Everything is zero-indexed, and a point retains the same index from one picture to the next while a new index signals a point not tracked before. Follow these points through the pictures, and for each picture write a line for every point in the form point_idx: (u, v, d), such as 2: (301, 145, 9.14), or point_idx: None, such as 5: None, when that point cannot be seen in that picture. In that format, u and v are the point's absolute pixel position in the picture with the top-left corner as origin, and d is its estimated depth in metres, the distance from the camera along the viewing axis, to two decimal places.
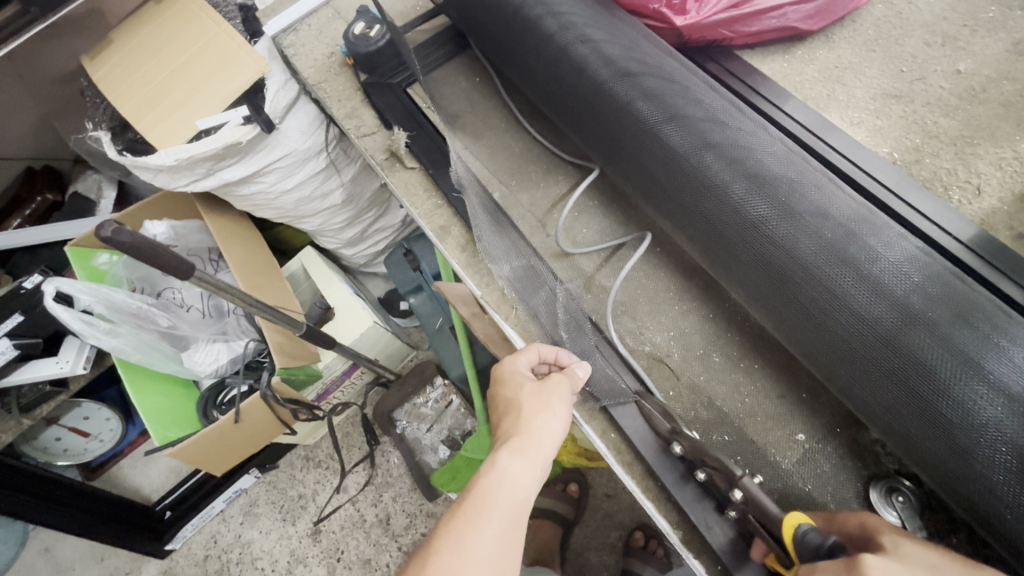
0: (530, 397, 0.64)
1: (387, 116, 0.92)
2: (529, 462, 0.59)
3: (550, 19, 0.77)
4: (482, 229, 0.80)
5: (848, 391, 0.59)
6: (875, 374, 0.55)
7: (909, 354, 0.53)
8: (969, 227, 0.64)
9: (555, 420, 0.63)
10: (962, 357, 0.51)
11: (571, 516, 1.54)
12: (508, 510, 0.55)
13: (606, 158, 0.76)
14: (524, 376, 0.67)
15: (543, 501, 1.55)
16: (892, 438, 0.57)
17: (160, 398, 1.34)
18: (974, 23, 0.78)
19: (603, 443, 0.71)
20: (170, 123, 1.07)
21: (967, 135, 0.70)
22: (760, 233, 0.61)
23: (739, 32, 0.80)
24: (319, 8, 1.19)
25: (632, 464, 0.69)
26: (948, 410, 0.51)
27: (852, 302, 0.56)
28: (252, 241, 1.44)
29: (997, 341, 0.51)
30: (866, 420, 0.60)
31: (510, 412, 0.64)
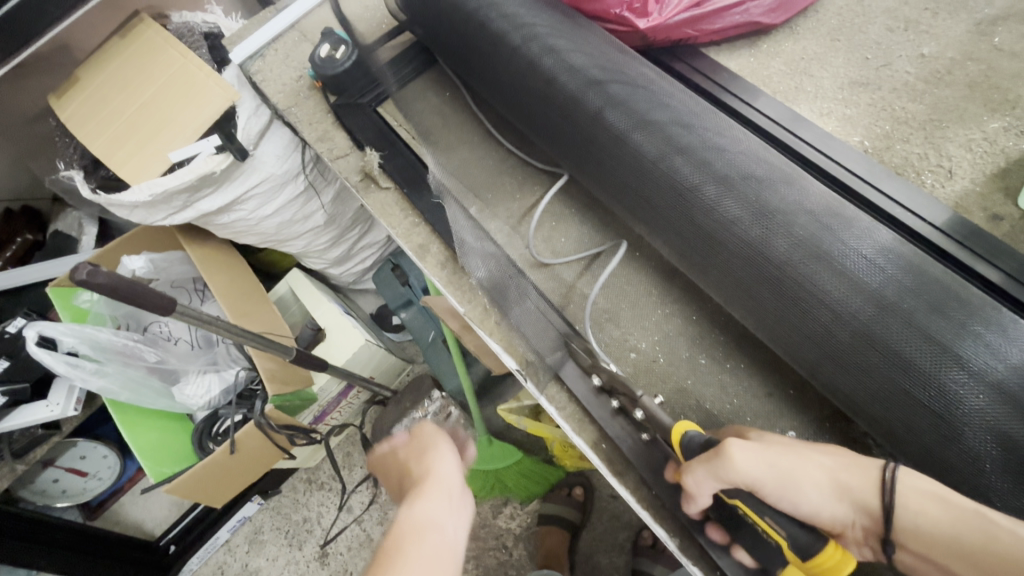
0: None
1: (359, 137, 0.92)
2: (436, 499, 0.59)
3: (512, 30, 0.77)
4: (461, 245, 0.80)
5: (833, 385, 0.59)
6: (858, 369, 0.55)
7: (887, 347, 0.53)
8: (943, 211, 0.64)
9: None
10: (936, 346, 0.51)
11: (576, 520, 1.52)
12: (432, 549, 0.53)
13: (578, 167, 0.76)
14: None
15: (548, 507, 1.55)
16: (879, 432, 0.57)
17: (156, 434, 1.33)
18: (935, 6, 0.77)
19: (596, 454, 0.71)
20: (142, 158, 1.05)
21: (936, 118, 0.70)
22: (734, 234, 0.61)
23: (702, 30, 0.80)
24: (285, 32, 1.17)
25: (624, 473, 0.70)
26: (930, 401, 0.51)
27: (827, 297, 0.56)
28: (237, 269, 1.43)
29: (974, 328, 0.51)
30: (852, 414, 0.60)
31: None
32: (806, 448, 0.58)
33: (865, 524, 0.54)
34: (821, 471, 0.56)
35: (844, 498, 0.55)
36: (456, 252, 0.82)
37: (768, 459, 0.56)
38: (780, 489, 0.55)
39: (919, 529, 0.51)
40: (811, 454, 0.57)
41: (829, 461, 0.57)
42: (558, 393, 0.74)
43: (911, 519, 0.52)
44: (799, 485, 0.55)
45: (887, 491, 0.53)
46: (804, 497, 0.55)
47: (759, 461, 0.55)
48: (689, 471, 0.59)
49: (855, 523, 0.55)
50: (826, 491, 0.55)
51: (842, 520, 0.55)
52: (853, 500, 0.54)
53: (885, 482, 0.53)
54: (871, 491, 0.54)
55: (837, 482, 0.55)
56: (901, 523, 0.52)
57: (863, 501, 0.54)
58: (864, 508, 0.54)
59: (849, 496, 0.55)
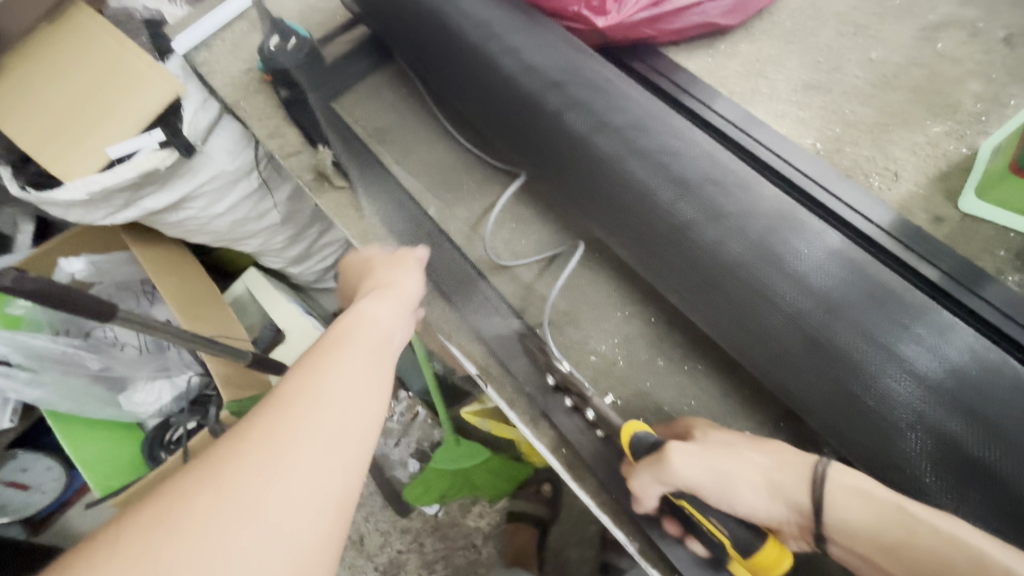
0: (307, 420, 0.49)
1: (312, 133, 0.88)
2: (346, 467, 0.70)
3: (470, 27, 0.77)
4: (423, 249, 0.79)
5: (783, 385, 0.61)
6: (804, 368, 0.57)
7: (833, 348, 0.55)
8: (887, 214, 0.66)
9: (347, 462, 0.48)
10: (879, 345, 0.53)
11: (546, 516, 1.56)
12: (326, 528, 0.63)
13: (538, 168, 0.75)
14: (318, 390, 0.51)
15: (519, 504, 1.58)
16: (826, 430, 0.59)
17: (99, 445, 1.26)
18: (883, 11, 0.79)
19: (556, 459, 0.70)
20: (75, 153, 0.98)
21: (883, 122, 0.72)
22: (690, 237, 0.62)
23: (662, 30, 0.79)
24: (234, 22, 1.12)
25: (585, 478, 0.69)
26: (872, 401, 0.53)
27: (778, 299, 0.57)
28: (189, 269, 1.37)
29: (912, 328, 0.54)
30: (802, 414, 0.61)
31: (267, 439, 0.47)
32: (743, 447, 0.60)
33: (798, 521, 0.56)
34: (758, 471, 0.57)
35: (777, 495, 0.56)
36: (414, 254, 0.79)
37: (707, 461, 0.58)
38: (718, 490, 0.57)
39: (845, 524, 0.52)
40: (746, 453, 0.59)
41: (764, 460, 0.58)
42: (518, 399, 0.72)
43: (840, 514, 0.53)
44: (736, 486, 0.57)
45: (817, 486, 0.54)
46: (741, 498, 0.56)
47: (698, 464, 0.58)
48: (635, 475, 0.62)
49: (790, 519, 0.56)
50: (761, 491, 0.57)
51: (777, 517, 0.56)
52: (787, 501, 0.55)
53: (815, 477, 0.55)
54: (801, 488, 0.55)
55: (772, 481, 0.57)
56: (829, 518, 0.53)
57: (793, 497, 0.55)
58: (796, 507, 0.55)
59: (782, 495, 0.56)
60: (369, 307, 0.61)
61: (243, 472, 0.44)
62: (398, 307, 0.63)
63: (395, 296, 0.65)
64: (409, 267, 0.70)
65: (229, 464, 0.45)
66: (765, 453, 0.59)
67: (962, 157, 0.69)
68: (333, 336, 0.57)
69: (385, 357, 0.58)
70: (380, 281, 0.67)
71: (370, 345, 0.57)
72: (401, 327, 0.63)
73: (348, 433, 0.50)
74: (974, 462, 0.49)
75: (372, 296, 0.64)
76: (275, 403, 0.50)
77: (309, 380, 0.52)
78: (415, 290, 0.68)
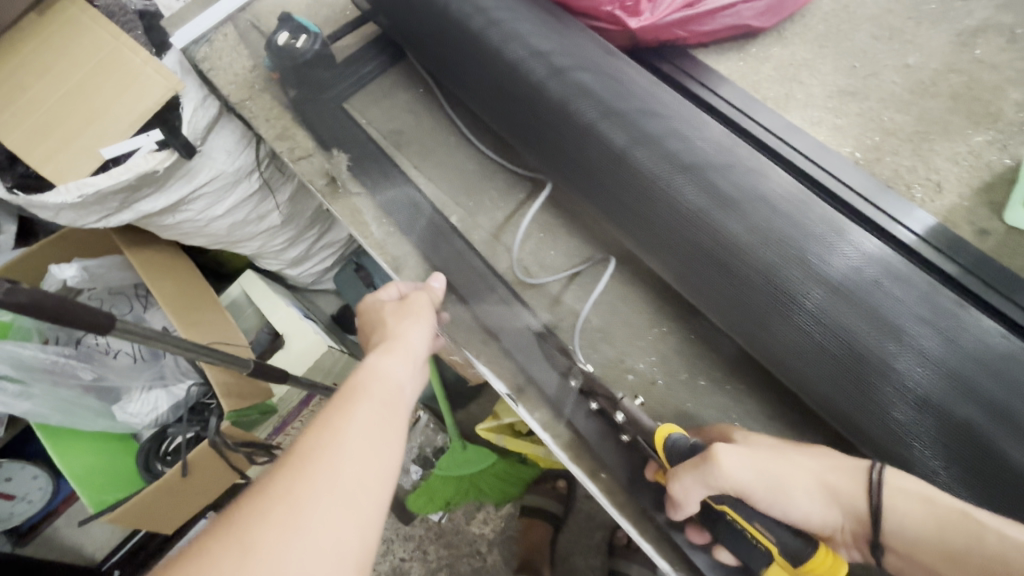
0: (325, 475, 0.47)
1: (324, 135, 0.83)
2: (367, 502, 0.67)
3: (494, 31, 0.74)
4: (447, 262, 0.75)
5: (801, 379, 0.61)
6: (820, 360, 0.58)
7: (862, 347, 0.55)
8: (893, 198, 0.66)
9: (365, 515, 0.47)
10: (894, 335, 0.55)
11: (560, 513, 1.54)
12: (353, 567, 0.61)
13: (569, 177, 0.73)
14: (335, 441, 0.50)
15: (534, 500, 1.55)
16: (849, 430, 0.60)
17: (92, 458, 1.20)
18: (917, 15, 0.77)
19: (595, 485, 0.65)
20: (68, 155, 0.92)
21: (922, 130, 0.70)
22: (709, 233, 0.62)
23: (693, 32, 0.76)
24: (236, 16, 1.07)
25: (626, 505, 0.65)
26: (899, 399, 0.54)
27: (795, 292, 0.58)
28: (184, 272, 1.31)
29: (936, 324, 0.55)
30: (824, 414, 0.62)
31: (286, 494, 0.45)
32: (790, 451, 0.58)
33: (853, 528, 0.55)
34: (811, 476, 0.56)
35: (832, 501, 0.55)
36: (437, 267, 0.75)
37: (758, 467, 0.56)
38: (771, 497, 0.55)
39: (905, 533, 0.51)
40: (795, 456, 0.58)
41: (816, 464, 0.57)
42: (552, 419, 0.68)
43: (897, 524, 0.52)
44: (788, 491, 0.55)
45: (876, 492, 0.53)
46: (794, 504, 0.55)
47: (747, 466, 0.54)
48: (676, 477, 0.56)
49: (843, 525, 0.56)
50: (817, 497, 0.55)
51: (831, 522, 0.56)
52: (841, 506, 0.55)
53: (873, 483, 0.54)
54: (859, 493, 0.54)
55: (826, 486, 0.56)
56: (888, 526, 0.52)
57: (850, 504, 0.54)
58: (853, 513, 0.54)
59: (837, 500, 0.55)
60: (379, 362, 0.60)
61: (262, 531, 0.42)
62: (409, 358, 0.61)
63: (406, 346, 0.62)
64: (420, 315, 0.67)
65: (247, 521, 0.43)
66: (813, 457, 0.57)
67: (1006, 167, 0.67)
68: (346, 390, 0.56)
69: (398, 408, 0.56)
70: (389, 330, 0.65)
71: (383, 396, 0.56)
72: (412, 379, 0.61)
73: (366, 484, 0.48)
74: (982, 443, 0.52)
75: (382, 349, 0.61)
76: (293, 458, 0.48)
77: (325, 432, 0.50)
78: (424, 342, 0.65)
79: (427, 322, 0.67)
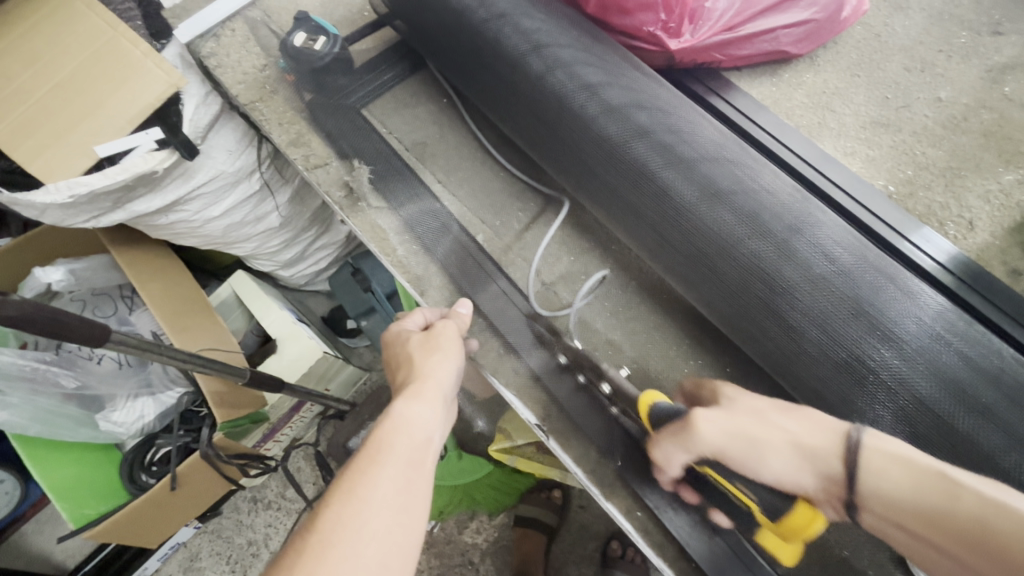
0: (346, 565, 0.44)
1: (344, 144, 0.80)
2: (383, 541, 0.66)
3: (527, 47, 0.71)
4: (477, 287, 0.73)
5: (807, 390, 0.61)
6: (809, 357, 0.59)
7: (891, 376, 0.55)
8: (899, 212, 0.67)
9: None
10: (880, 335, 0.56)
11: (554, 523, 1.50)
12: None
13: (603, 201, 0.70)
14: (358, 519, 0.47)
15: (527, 510, 1.51)
16: None
17: (73, 470, 1.12)
18: (949, 49, 0.77)
19: (630, 522, 0.65)
20: (60, 153, 0.86)
21: (954, 166, 0.70)
22: (707, 231, 0.62)
23: (730, 56, 0.75)
24: (244, 10, 1.01)
25: (662, 544, 0.64)
26: (928, 429, 0.54)
27: (784, 290, 0.59)
28: (174, 274, 1.24)
29: (964, 352, 0.55)
30: None
31: None
32: (770, 413, 0.55)
33: (827, 490, 0.49)
34: (784, 436, 0.52)
35: (804, 461, 0.51)
36: (465, 291, 0.74)
37: (731, 426, 0.55)
38: (743, 456, 0.53)
39: (884, 494, 0.45)
40: (772, 417, 0.55)
41: (793, 425, 0.53)
42: (586, 453, 0.67)
43: (874, 482, 0.46)
44: (760, 450, 0.53)
45: (851, 453, 0.48)
46: (766, 464, 0.52)
47: (720, 426, 0.56)
48: (659, 443, 0.61)
49: (817, 489, 0.50)
50: (790, 457, 0.51)
51: (802, 486, 0.51)
52: (816, 469, 0.50)
53: (849, 443, 0.48)
54: (832, 453, 0.49)
55: (799, 446, 0.51)
56: (865, 486, 0.46)
57: (824, 465, 0.49)
58: (828, 477, 0.49)
59: (811, 462, 0.50)
60: (407, 410, 0.56)
61: None
62: (437, 402, 0.59)
63: (434, 389, 0.59)
64: (448, 351, 0.64)
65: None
66: (795, 420, 0.53)
67: None
68: (372, 447, 0.53)
69: (424, 466, 0.54)
70: (416, 368, 0.61)
71: (410, 455, 0.54)
72: (439, 426, 0.58)
73: (389, 567, 0.46)
74: (962, 439, 0.52)
75: (408, 394, 0.58)
76: (315, 538, 0.46)
77: (348, 506, 0.48)
78: (452, 381, 0.62)
79: (455, 357, 0.64)
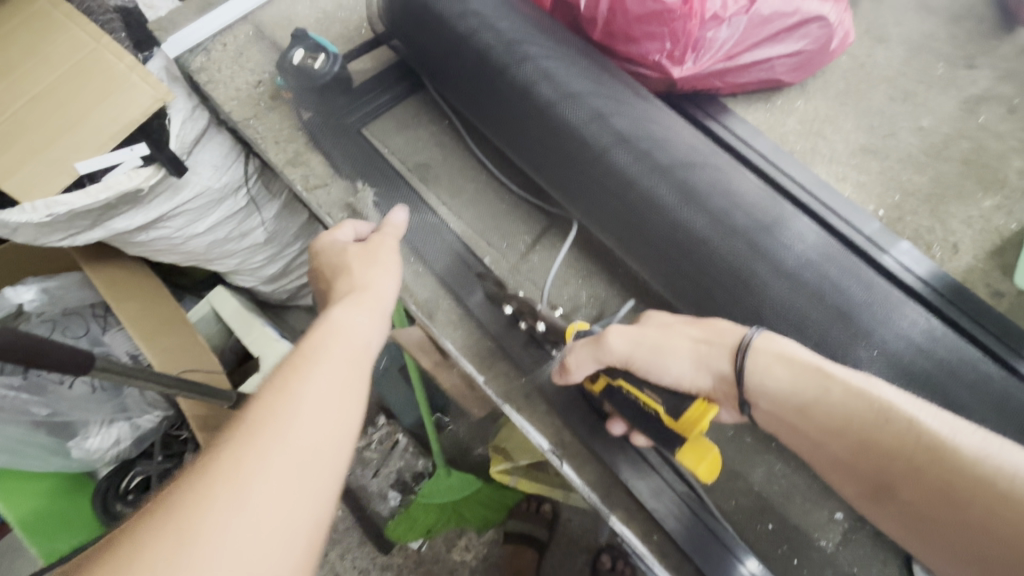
0: (277, 447, 0.44)
1: (345, 164, 0.80)
2: None
3: (532, 70, 0.71)
4: (485, 311, 0.73)
5: None
6: None
7: None
8: (879, 227, 0.71)
9: (318, 488, 0.44)
10: (864, 340, 0.59)
11: (544, 537, 1.47)
12: None
13: (610, 228, 0.71)
14: (292, 407, 0.47)
15: (518, 525, 1.48)
16: None
17: (43, 500, 1.05)
18: (928, 80, 0.82)
19: (647, 547, 0.64)
20: (34, 168, 0.81)
21: (937, 192, 0.74)
22: (702, 245, 0.64)
23: (728, 83, 0.77)
24: (235, 25, 0.98)
25: (680, 565, 0.63)
26: None
27: (775, 300, 0.61)
28: (152, 293, 1.17)
29: (960, 374, 0.58)
30: None
31: (233, 467, 0.42)
32: (677, 324, 0.61)
33: (722, 387, 0.58)
34: (684, 343, 0.59)
35: (702, 365, 0.58)
36: (474, 314, 0.74)
37: (640, 337, 0.60)
38: (648, 363, 0.59)
39: (767, 388, 0.55)
40: (679, 328, 0.60)
41: (694, 331, 0.59)
42: (600, 478, 0.67)
43: (760, 378, 0.55)
44: (664, 355, 0.59)
45: (742, 355, 0.56)
46: (668, 368, 0.59)
47: (630, 338, 0.60)
48: (574, 357, 0.62)
49: (714, 386, 0.59)
50: (688, 362, 0.58)
51: (700, 385, 0.59)
52: (711, 370, 0.58)
53: (742, 345, 0.56)
54: (725, 357, 0.57)
55: (698, 350, 0.58)
56: (753, 383, 0.55)
57: (716, 367, 0.57)
58: (719, 375, 0.58)
59: (706, 365, 0.58)
60: (343, 314, 0.57)
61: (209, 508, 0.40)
62: (374, 308, 0.59)
63: (373, 299, 0.60)
64: (386, 263, 0.65)
65: (207, 483, 0.41)
66: (697, 328, 0.60)
67: (1013, 233, 0.72)
68: (309, 348, 0.53)
69: (361, 365, 0.54)
70: (354, 280, 0.62)
71: (347, 354, 0.54)
72: (377, 333, 0.58)
73: (322, 453, 0.46)
74: None
75: (346, 302, 0.59)
76: (251, 421, 0.45)
77: (281, 395, 0.47)
78: (392, 292, 0.63)
79: (392, 266, 0.65)
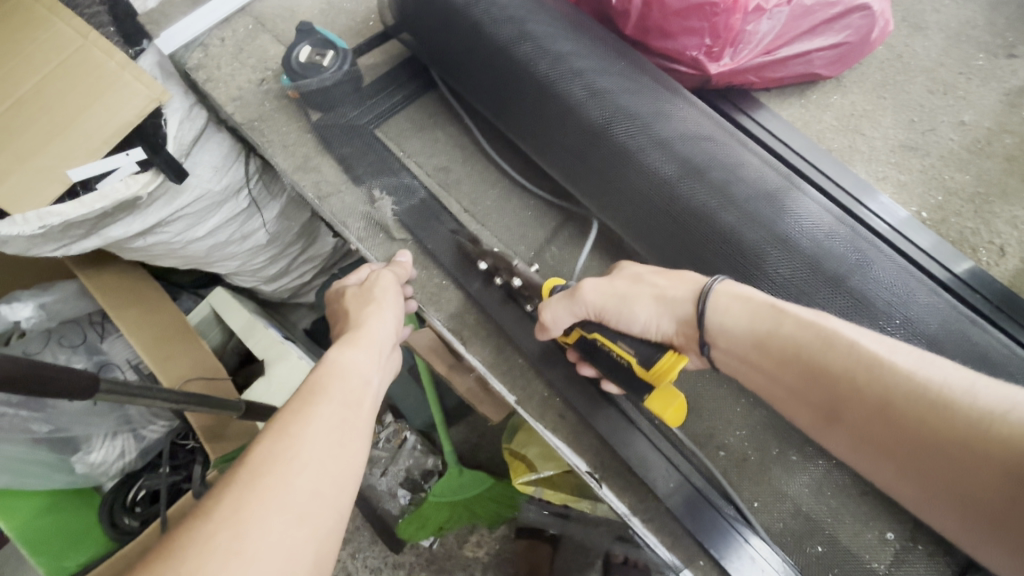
0: (276, 490, 0.43)
1: (359, 169, 0.77)
2: None
3: (560, 67, 0.66)
4: (517, 328, 0.70)
5: None
6: None
7: None
8: (907, 217, 0.69)
9: (321, 531, 0.43)
10: (896, 334, 0.56)
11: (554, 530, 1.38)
12: None
13: (642, 232, 0.67)
14: (292, 452, 0.45)
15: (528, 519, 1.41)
16: None
17: (49, 518, 1.01)
18: (968, 71, 0.78)
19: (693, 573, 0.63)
20: (24, 177, 0.75)
21: (983, 192, 0.71)
22: (710, 222, 0.61)
23: (764, 77, 0.73)
24: (233, 17, 0.92)
25: None
26: None
27: (788, 279, 0.59)
28: (152, 298, 1.13)
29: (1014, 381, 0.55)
30: None
31: (231, 516, 0.40)
32: (647, 275, 0.58)
33: (685, 332, 0.56)
34: (652, 292, 0.57)
35: (666, 310, 0.56)
36: (505, 331, 0.71)
37: (613, 287, 0.58)
38: (619, 314, 0.57)
39: (726, 327, 0.52)
40: (646, 278, 0.58)
41: (660, 279, 0.57)
42: (643, 502, 0.65)
43: (719, 319, 0.53)
44: (633, 305, 0.57)
45: (704, 299, 0.54)
46: (636, 316, 0.57)
47: (604, 290, 0.58)
48: (547, 307, 0.61)
49: (677, 332, 0.56)
50: (654, 308, 0.56)
51: (665, 332, 0.57)
52: (674, 315, 0.55)
53: (703, 290, 0.54)
54: (689, 299, 0.55)
55: (663, 298, 0.56)
56: (712, 324, 0.53)
57: (682, 312, 0.55)
58: (682, 320, 0.55)
59: (671, 311, 0.55)
60: (341, 356, 0.56)
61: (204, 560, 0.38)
62: (373, 348, 0.58)
63: (369, 337, 0.59)
64: (385, 303, 0.64)
65: (187, 552, 0.38)
66: (665, 276, 0.57)
67: None
68: (306, 389, 0.51)
69: (362, 407, 0.53)
70: (351, 321, 0.62)
71: (345, 396, 0.52)
72: (378, 372, 0.57)
73: (322, 495, 0.44)
74: None
75: (345, 341, 0.58)
76: (243, 474, 0.43)
77: (281, 439, 0.46)
78: (390, 330, 0.62)
79: (392, 304, 0.64)
